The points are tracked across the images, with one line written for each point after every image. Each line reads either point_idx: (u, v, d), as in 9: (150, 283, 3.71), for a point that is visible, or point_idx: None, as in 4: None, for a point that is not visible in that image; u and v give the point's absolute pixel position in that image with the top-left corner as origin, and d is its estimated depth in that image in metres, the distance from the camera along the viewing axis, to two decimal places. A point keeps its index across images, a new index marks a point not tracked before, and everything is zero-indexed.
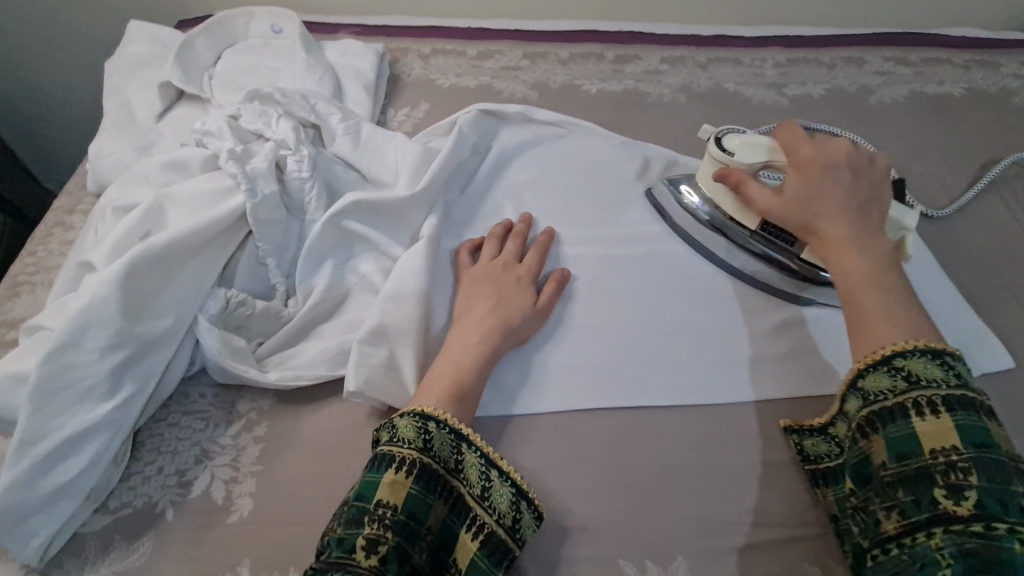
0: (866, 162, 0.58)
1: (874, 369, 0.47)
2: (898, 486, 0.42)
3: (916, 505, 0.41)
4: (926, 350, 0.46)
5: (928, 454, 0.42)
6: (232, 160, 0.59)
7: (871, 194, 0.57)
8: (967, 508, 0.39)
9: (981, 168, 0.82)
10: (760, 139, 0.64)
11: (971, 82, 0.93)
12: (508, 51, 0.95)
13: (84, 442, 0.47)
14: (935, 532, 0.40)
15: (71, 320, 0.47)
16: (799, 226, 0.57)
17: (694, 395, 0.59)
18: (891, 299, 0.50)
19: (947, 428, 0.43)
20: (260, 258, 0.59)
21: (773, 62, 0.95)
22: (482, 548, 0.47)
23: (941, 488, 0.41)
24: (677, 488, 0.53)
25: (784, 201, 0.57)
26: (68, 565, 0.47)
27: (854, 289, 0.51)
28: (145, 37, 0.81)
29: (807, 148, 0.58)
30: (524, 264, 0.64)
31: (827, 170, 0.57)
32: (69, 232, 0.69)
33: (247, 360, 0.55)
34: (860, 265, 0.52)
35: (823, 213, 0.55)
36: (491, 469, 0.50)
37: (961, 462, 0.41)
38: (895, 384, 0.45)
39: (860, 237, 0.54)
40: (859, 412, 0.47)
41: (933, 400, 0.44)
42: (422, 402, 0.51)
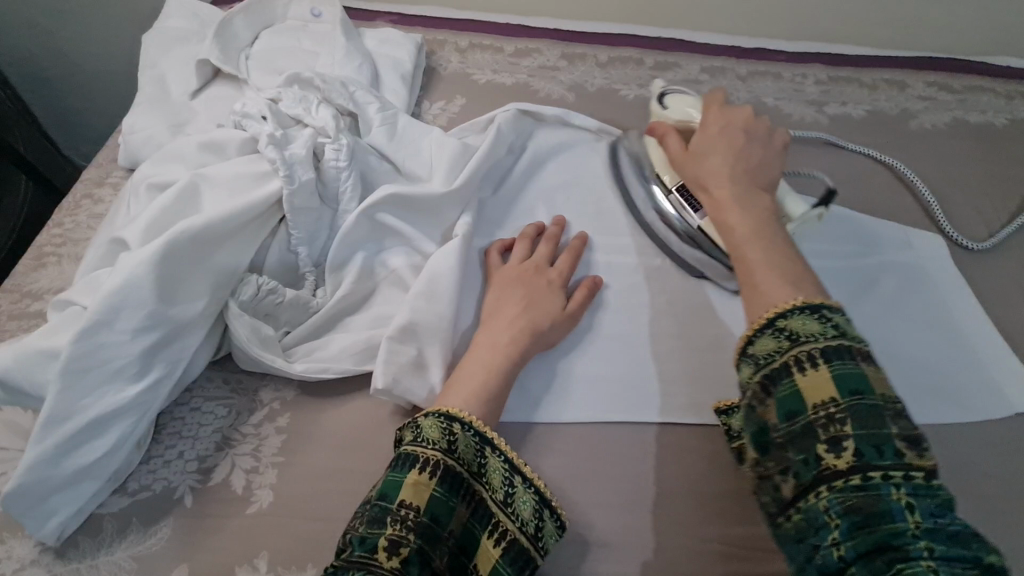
0: (768, 128, 0.60)
1: (761, 333, 0.45)
2: (790, 448, 0.40)
3: (805, 466, 0.39)
4: (806, 305, 0.44)
5: (810, 409, 0.40)
6: (272, 145, 0.58)
7: (766, 160, 0.58)
8: (846, 460, 0.38)
9: (1022, 202, 0.81)
10: (692, 104, 0.66)
11: (1015, 114, 0.91)
12: (546, 50, 0.93)
13: (110, 423, 0.47)
14: (821, 492, 0.38)
15: (104, 299, 0.47)
16: (695, 181, 0.58)
17: (722, 416, 0.58)
18: (770, 248, 0.50)
19: (825, 381, 0.40)
20: (292, 246, 0.58)
21: (814, 79, 0.94)
22: (505, 555, 0.46)
23: (823, 444, 0.39)
24: (702, 509, 0.52)
25: (686, 156, 0.60)
26: (84, 544, 0.47)
27: (737, 238, 0.52)
28: (184, 12, 0.80)
29: (714, 111, 0.61)
30: (556, 268, 0.63)
31: (727, 130, 0.59)
32: (98, 206, 0.68)
33: (274, 349, 0.55)
34: (743, 218, 0.53)
35: (715, 168, 0.56)
36: (515, 475, 0.49)
37: (839, 415, 0.39)
38: (780, 344, 0.43)
39: (748, 195, 0.54)
40: (751, 378, 0.44)
41: (812, 353, 0.42)
42: (449, 403, 0.50)
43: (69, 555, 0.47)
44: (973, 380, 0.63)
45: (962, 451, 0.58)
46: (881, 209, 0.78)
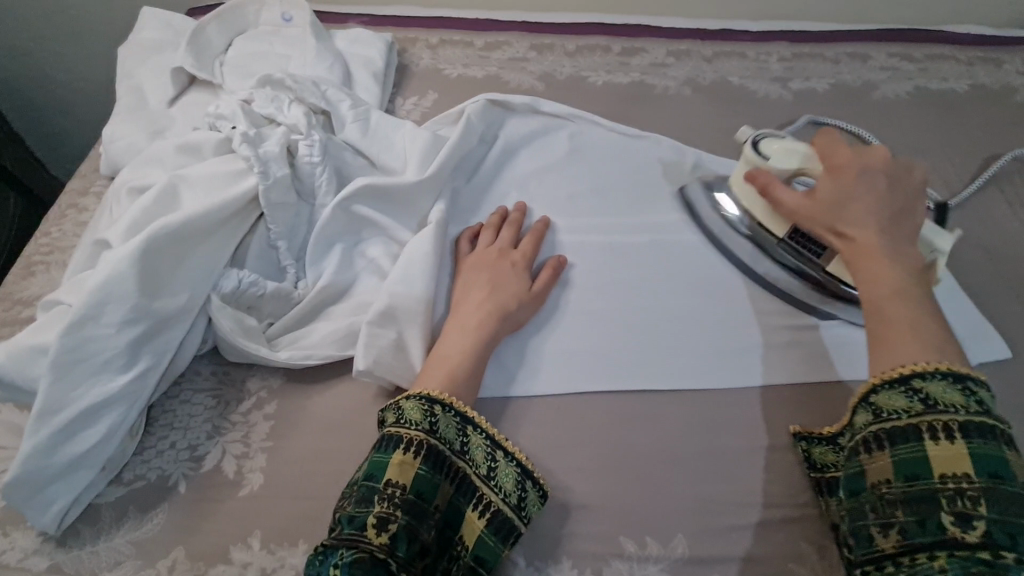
0: (906, 170, 0.57)
1: (890, 387, 0.47)
2: (901, 505, 0.43)
3: (919, 527, 0.42)
4: (948, 372, 0.46)
5: (937, 479, 0.43)
6: (246, 143, 0.60)
7: (905, 206, 0.55)
8: (975, 537, 0.40)
9: (984, 163, 0.83)
10: (799, 147, 0.63)
11: (975, 79, 0.94)
12: (515, 43, 0.95)
13: (102, 413, 0.49)
14: (938, 554, 0.41)
15: (90, 295, 0.49)
16: (826, 227, 0.57)
17: (696, 380, 0.60)
18: (917, 310, 0.49)
19: (960, 455, 0.43)
20: (271, 241, 0.60)
21: (778, 56, 0.96)
22: (489, 526, 0.48)
23: (949, 516, 0.41)
24: (677, 469, 0.54)
25: (816, 201, 0.57)
26: (85, 533, 0.49)
27: (879, 292, 0.51)
28: (158, 24, 0.82)
29: (846, 151, 0.58)
30: (519, 250, 0.65)
31: (865, 175, 0.56)
32: (83, 214, 0.70)
33: (259, 339, 0.57)
34: (888, 271, 0.51)
35: (855, 217, 0.55)
36: (496, 450, 0.51)
37: (971, 492, 0.41)
38: (910, 405, 0.46)
39: (893, 247, 0.53)
40: (867, 425, 0.47)
41: (948, 425, 0.44)
42: (429, 385, 0.52)
43: (70, 543, 0.49)
44: None
45: None
46: None
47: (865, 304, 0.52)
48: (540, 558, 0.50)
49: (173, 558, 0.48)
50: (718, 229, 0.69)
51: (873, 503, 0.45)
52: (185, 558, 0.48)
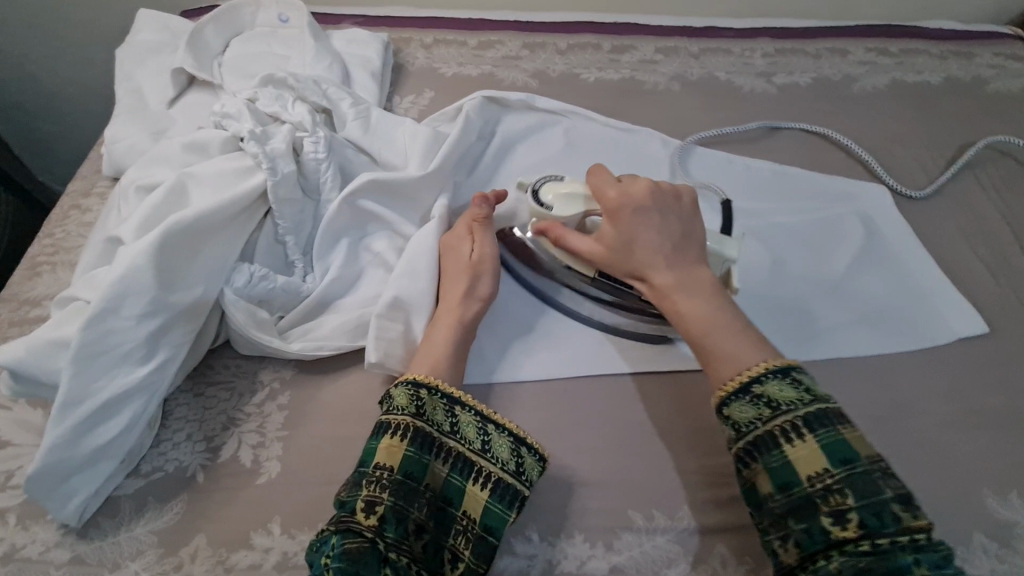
0: (668, 194, 0.59)
1: (737, 399, 0.49)
2: (790, 518, 0.45)
3: (809, 535, 0.44)
4: (774, 369, 0.50)
5: (805, 480, 0.46)
6: (253, 141, 0.61)
7: (685, 231, 0.58)
8: (852, 529, 0.43)
9: (959, 151, 0.87)
10: (576, 187, 0.64)
11: (948, 71, 0.98)
12: (508, 41, 0.98)
13: (122, 405, 0.50)
14: (833, 554, 0.43)
15: (108, 290, 0.49)
16: (629, 272, 0.58)
17: (694, 361, 0.62)
18: (727, 335, 0.52)
19: (814, 451, 0.46)
20: (279, 237, 0.61)
21: (762, 52, 0.99)
22: (493, 495, 0.50)
23: (827, 517, 0.44)
24: (679, 445, 0.57)
25: (606, 249, 0.59)
26: (105, 525, 0.50)
27: (700, 333, 0.53)
28: (154, 26, 0.83)
29: (613, 192, 0.59)
30: (457, 224, 0.66)
31: (634, 214, 0.58)
32: (86, 215, 0.70)
33: (271, 332, 0.58)
34: (692, 305, 0.54)
35: (648, 260, 0.57)
36: (488, 425, 0.52)
37: (836, 486, 0.45)
38: (760, 412, 0.48)
39: (688, 279, 0.56)
40: (735, 444, 0.49)
41: (795, 422, 0.47)
42: (417, 371, 0.54)
43: (91, 535, 0.49)
44: (917, 316, 0.68)
45: (912, 376, 0.64)
46: (827, 167, 0.84)
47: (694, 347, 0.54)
48: (553, 534, 0.52)
49: (194, 546, 0.49)
50: (582, 303, 0.66)
51: (766, 519, 0.47)
52: (205, 545, 0.49)
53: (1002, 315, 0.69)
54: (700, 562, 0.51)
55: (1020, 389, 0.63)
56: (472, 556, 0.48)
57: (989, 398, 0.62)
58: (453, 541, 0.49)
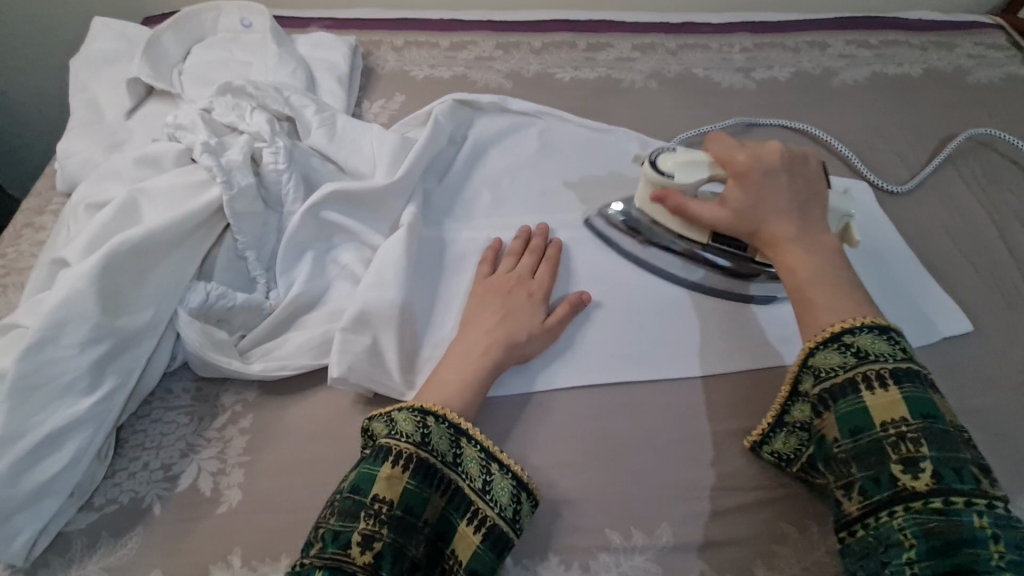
0: (800, 160, 0.58)
1: (825, 349, 0.48)
2: (854, 462, 0.44)
3: (876, 483, 0.42)
4: (873, 326, 0.47)
5: (879, 427, 0.43)
6: (207, 153, 0.59)
7: (810, 195, 0.56)
8: (924, 482, 0.41)
9: (940, 144, 0.86)
10: (696, 156, 0.61)
11: (928, 63, 0.97)
12: (481, 42, 0.95)
13: (65, 437, 0.47)
14: (896, 511, 0.41)
15: (46, 316, 0.47)
16: (747, 230, 0.56)
17: (672, 368, 0.60)
18: (835, 291, 0.50)
19: (896, 401, 0.44)
20: (238, 252, 0.59)
21: (740, 47, 0.98)
22: (485, 541, 0.48)
23: (898, 465, 0.42)
24: (659, 459, 0.55)
25: (728, 207, 0.57)
26: (54, 563, 0.47)
27: (805, 286, 0.51)
28: (111, 34, 0.80)
29: (742, 156, 0.57)
30: (537, 279, 0.63)
31: (765, 176, 0.56)
32: (40, 233, 0.67)
33: (231, 352, 0.55)
34: (806, 259, 0.52)
35: (771, 215, 0.55)
36: (491, 462, 0.51)
37: (911, 435, 0.42)
38: (845, 361, 0.46)
39: (805, 236, 0.54)
40: (812, 390, 0.48)
41: (881, 373, 0.45)
42: (423, 400, 0.52)
43: (40, 575, 0.47)
44: (903, 315, 0.66)
45: None
46: None
47: (794, 297, 0.52)
48: (526, 555, 0.50)
49: None
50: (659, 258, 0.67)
51: (831, 467, 0.45)
52: None
53: (986, 312, 0.68)
54: None
55: (1006, 388, 0.62)
56: None
57: (975, 399, 0.61)
58: None
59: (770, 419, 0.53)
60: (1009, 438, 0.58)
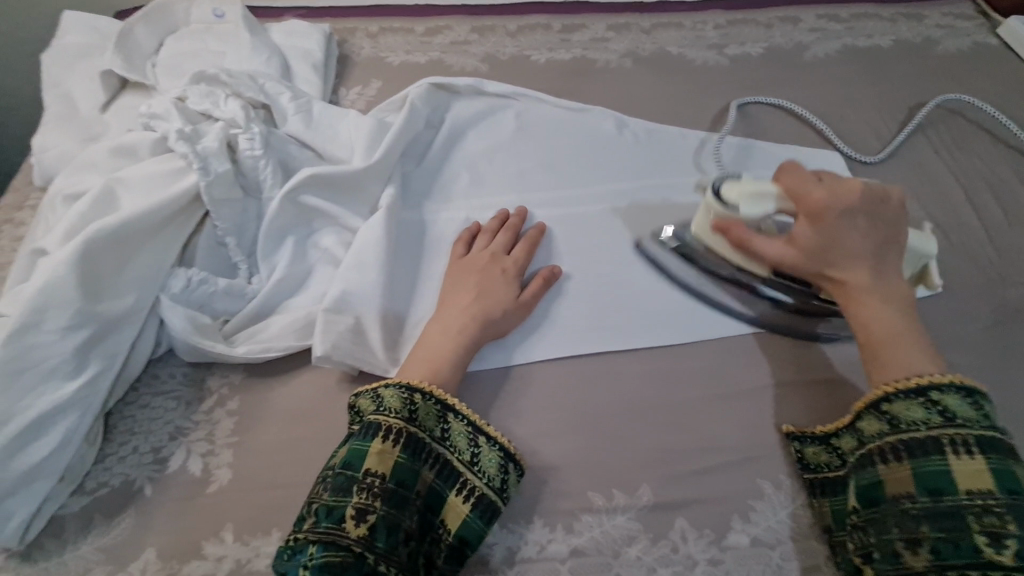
0: (880, 195, 0.57)
1: (911, 401, 0.49)
2: (930, 522, 0.45)
3: (953, 547, 0.44)
4: (960, 386, 0.49)
5: (963, 493, 0.45)
6: (183, 140, 0.59)
7: (887, 239, 0.56)
8: (1008, 557, 0.43)
9: (910, 113, 0.87)
10: (764, 187, 0.59)
11: (898, 34, 0.98)
12: (456, 26, 0.95)
13: (53, 421, 0.48)
14: (969, 574, 0.43)
15: (28, 303, 0.48)
16: (816, 274, 0.57)
17: (651, 338, 0.62)
18: (910, 348, 0.52)
19: (982, 471, 0.46)
20: (219, 238, 0.59)
21: (714, 24, 0.99)
22: (475, 510, 0.49)
23: (981, 536, 0.44)
24: (639, 425, 0.56)
25: (799, 253, 0.57)
26: (49, 546, 0.48)
27: (877, 341, 0.53)
28: (82, 28, 0.80)
29: (819, 193, 0.56)
30: (512, 257, 0.64)
31: (841, 218, 0.56)
32: (19, 228, 0.68)
33: (214, 336, 0.56)
34: (880, 314, 0.53)
35: (844, 259, 0.55)
36: (479, 436, 0.52)
37: (996, 508, 0.44)
38: (930, 418, 0.48)
39: (879, 284, 0.55)
40: (888, 437, 0.49)
41: (967, 440, 0.47)
42: (408, 377, 0.53)
43: (36, 557, 0.48)
44: None
45: None
46: (780, 136, 0.84)
47: (863, 348, 0.54)
48: (512, 521, 0.52)
49: (144, 560, 0.48)
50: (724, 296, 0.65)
51: (895, 516, 0.47)
52: (156, 558, 0.48)
53: (954, 274, 0.70)
54: (661, 538, 0.51)
55: (974, 344, 0.64)
56: (445, 566, 0.48)
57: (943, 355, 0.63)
58: (429, 549, 0.48)
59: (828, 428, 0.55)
60: None
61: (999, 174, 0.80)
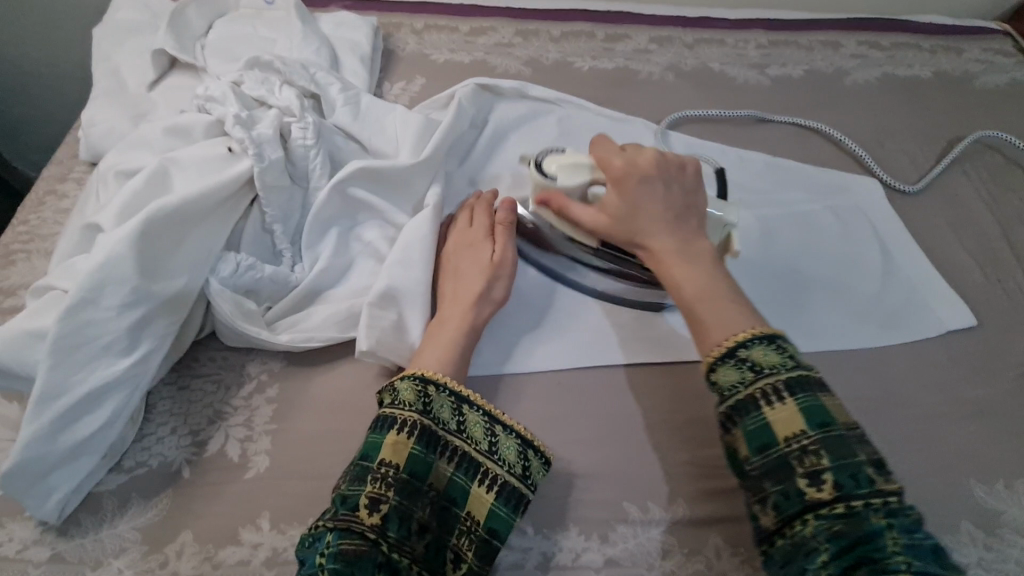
0: (677, 164, 0.58)
1: (723, 364, 0.47)
2: (767, 480, 0.44)
3: (785, 497, 0.43)
4: (762, 336, 0.48)
5: (782, 442, 0.44)
6: (239, 125, 0.59)
7: (687, 202, 0.57)
8: (828, 492, 0.42)
9: (948, 145, 0.88)
10: (580, 158, 0.62)
11: (938, 66, 0.99)
12: (500, 28, 0.96)
13: (103, 398, 0.49)
14: (807, 519, 0.42)
15: (86, 279, 0.48)
16: (626, 240, 0.57)
17: (689, 352, 0.62)
18: (721, 304, 0.50)
19: (794, 413, 0.44)
20: (266, 225, 0.59)
21: (756, 44, 0.99)
22: (499, 497, 0.49)
23: (803, 478, 0.43)
24: (674, 438, 0.56)
25: (609, 217, 0.57)
26: (86, 522, 0.48)
27: (691, 299, 0.51)
28: (135, 5, 0.80)
29: (619, 161, 0.57)
30: (474, 227, 0.64)
31: (641, 183, 0.56)
32: (63, 202, 0.67)
33: (259, 323, 0.56)
34: (690, 274, 0.53)
35: (647, 226, 0.55)
36: (495, 425, 0.51)
37: (812, 446, 0.43)
38: (743, 376, 0.46)
39: (685, 246, 0.54)
40: (718, 408, 0.47)
41: (776, 386, 0.45)
42: (424, 366, 0.53)
43: (72, 533, 0.48)
44: (906, 307, 0.69)
45: (902, 365, 0.64)
46: (820, 160, 0.84)
47: (682, 311, 0.52)
48: (547, 527, 0.52)
49: (180, 542, 0.48)
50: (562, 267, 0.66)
51: (745, 483, 0.45)
52: (192, 541, 0.48)
53: (988, 308, 0.70)
54: (694, 553, 0.51)
55: (1007, 380, 0.64)
56: (474, 558, 0.47)
57: (977, 389, 0.63)
58: (455, 542, 0.48)
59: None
60: (1008, 429, 0.61)
61: None
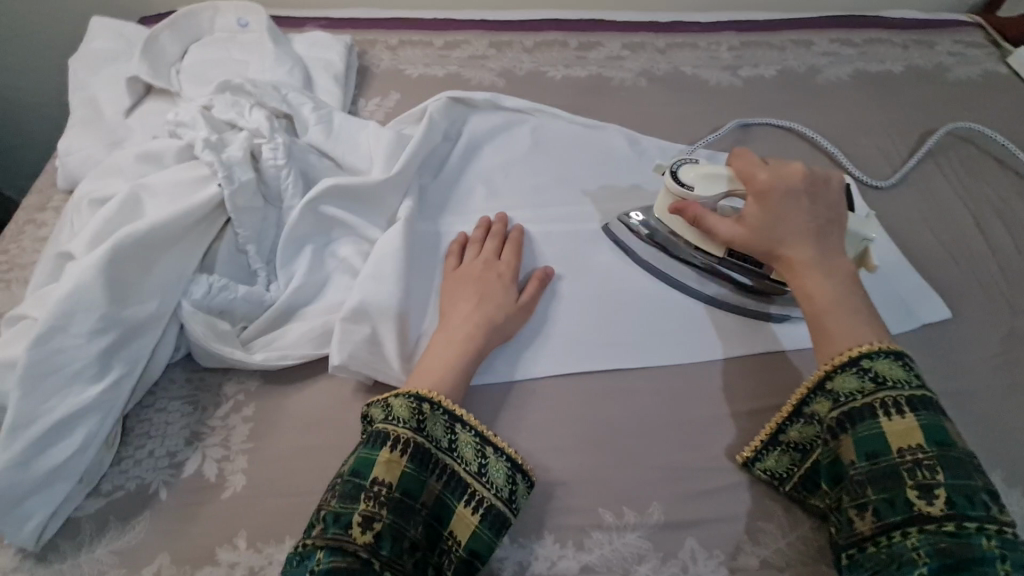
0: (824, 179, 0.57)
1: (844, 371, 0.50)
2: (871, 484, 0.46)
3: (891, 505, 0.44)
4: (890, 351, 0.49)
5: (896, 453, 0.46)
6: (209, 149, 0.60)
7: (829, 216, 0.56)
8: (939, 507, 0.43)
9: (921, 139, 0.88)
10: (719, 170, 0.63)
11: (910, 60, 0.99)
12: (474, 41, 0.97)
13: (76, 424, 0.49)
14: (911, 531, 0.43)
15: (56, 307, 0.49)
16: (765, 252, 0.56)
17: (664, 356, 0.63)
18: (851, 317, 0.51)
19: (912, 428, 0.46)
20: (239, 246, 0.60)
21: (728, 45, 1.00)
22: (483, 521, 0.49)
23: (914, 490, 0.44)
24: (648, 441, 0.57)
25: (748, 229, 0.56)
26: (64, 547, 0.49)
27: (821, 313, 0.52)
28: (110, 34, 0.81)
29: (764, 174, 0.57)
30: (504, 261, 0.65)
31: (788, 194, 0.56)
32: (42, 230, 0.69)
33: (233, 342, 0.57)
34: (825, 289, 0.53)
35: (788, 238, 0.55)
36: (486, 447, 0.52)
37: (927, 461, 0.45)
38: (864, 385, 0.48)
39: (825, 261, 0.54)
40: (831, 412, 0.50)
41: (897, 400, 0.47)
42: (418, 385, 0.53)
43: (51, 559, 0.48)
44: (883, 301, 0.69)
45: None
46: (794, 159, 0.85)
47: (808, 323, 0.53)
48: (524, 536, 0.52)
49: (158, 564, 0.48)
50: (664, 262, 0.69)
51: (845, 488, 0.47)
52: (170, 563, 0.49)
53: (964, 299, 0.70)
54: (671, 557, 0.51)
55: (983, 372, 0.64)
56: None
57: (954, 382, 0.63)
58: (437, 560, 0.48)
59: (765, 436, 0.55)
60: (985, 421, 0.61)
61: (1007, 202, 0.81)
